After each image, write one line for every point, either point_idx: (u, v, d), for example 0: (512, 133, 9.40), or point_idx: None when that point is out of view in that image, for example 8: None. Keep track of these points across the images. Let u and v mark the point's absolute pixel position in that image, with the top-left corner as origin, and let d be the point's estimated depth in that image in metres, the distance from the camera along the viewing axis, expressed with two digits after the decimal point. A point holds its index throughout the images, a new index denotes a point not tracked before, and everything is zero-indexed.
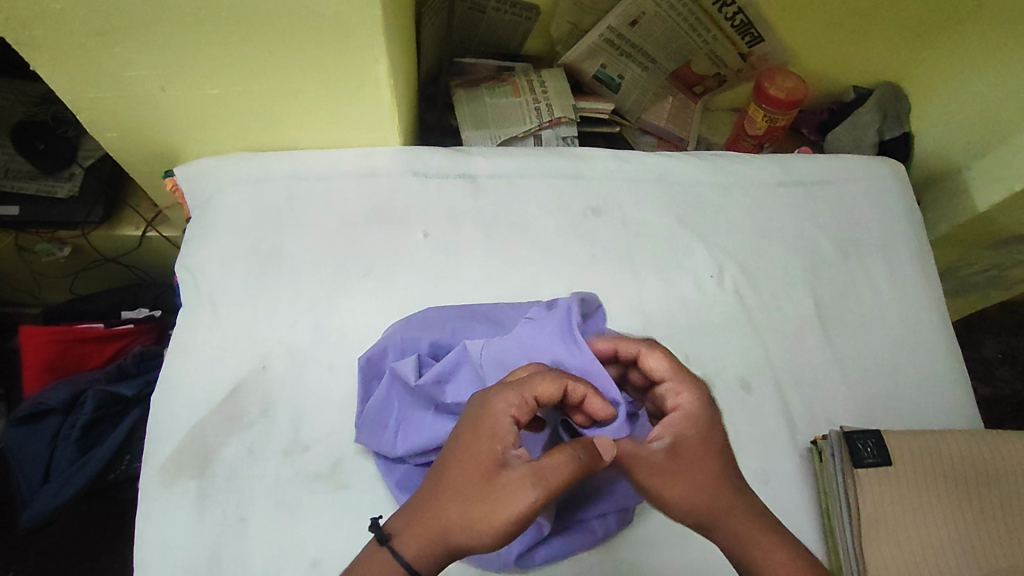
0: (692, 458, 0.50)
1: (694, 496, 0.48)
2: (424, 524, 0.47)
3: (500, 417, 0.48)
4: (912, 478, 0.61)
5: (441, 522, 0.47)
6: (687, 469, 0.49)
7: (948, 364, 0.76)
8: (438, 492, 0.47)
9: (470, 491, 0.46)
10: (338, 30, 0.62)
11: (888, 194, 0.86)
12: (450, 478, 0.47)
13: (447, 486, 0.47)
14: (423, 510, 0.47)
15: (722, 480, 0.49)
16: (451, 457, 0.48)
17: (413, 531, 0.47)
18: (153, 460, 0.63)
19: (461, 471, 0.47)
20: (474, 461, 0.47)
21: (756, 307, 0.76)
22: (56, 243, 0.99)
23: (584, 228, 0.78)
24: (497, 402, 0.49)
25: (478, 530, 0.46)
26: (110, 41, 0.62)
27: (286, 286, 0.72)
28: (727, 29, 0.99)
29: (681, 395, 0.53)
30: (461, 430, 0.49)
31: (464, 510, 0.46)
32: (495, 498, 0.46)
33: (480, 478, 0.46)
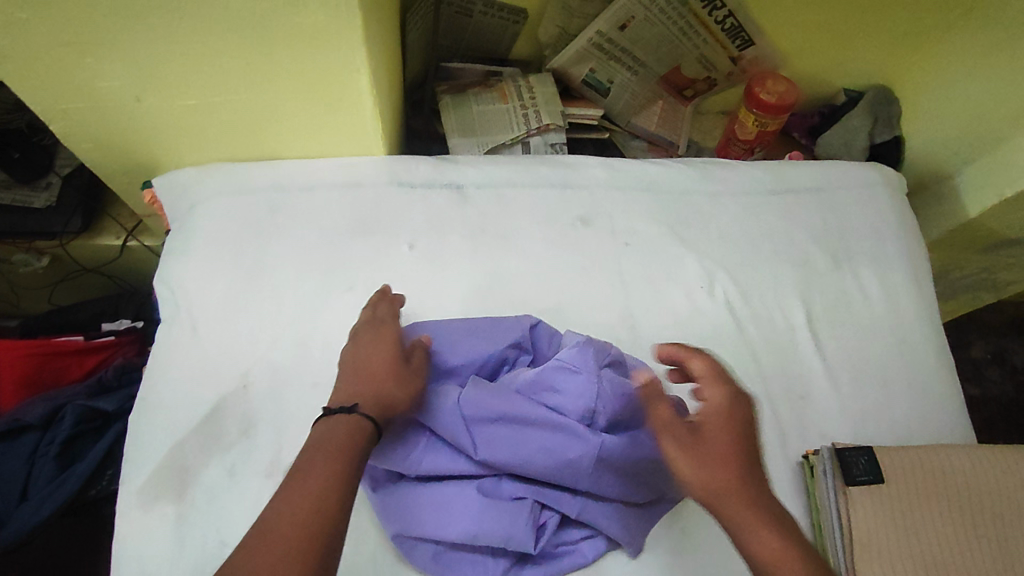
0: (716, 447, 0.51)
1: (706, 479, 0.50)
2: (370, 392, 0.55)
3: (389, 328, 0.62)
4: (903, 495, 0.60)
5: (385, 387, 0.55)
6: (705, 453, 0.51)
7: (941, 374, 0.75)
8: (361, 378, 0.56)
9: (389, 368, 0.57)
10: (317, 39, 0.60)
11: (879, 201, 0.85)
12: (369, 365, 0.57)
13: (365, 372, 0.56)
14: (355, 390, 0.55)
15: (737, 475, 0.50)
16: (362, 357, 0.58)
17: (364, 399, 0.54)
18: (130, 484, 0.61)
19: (377, 357, 0.58)
20: (384, 348, 0.59)
21: (748, 318, 0.75)
22: (33, 253, 0.96)
23: (573, 238, 0.77)
24: (376, 325, 0.62)
25: (405, 396, 0.56)
26: (79, 51, 0.59)
27: (268, 301, 0.70)
28: (718, 33, 0.98)
29: (709, 391, 0.54)
30: (359, 342, 0.60)
31: (397, 381, 0.56)
32: (410, 369, 0.58)
33: (394, 358, 0.58)
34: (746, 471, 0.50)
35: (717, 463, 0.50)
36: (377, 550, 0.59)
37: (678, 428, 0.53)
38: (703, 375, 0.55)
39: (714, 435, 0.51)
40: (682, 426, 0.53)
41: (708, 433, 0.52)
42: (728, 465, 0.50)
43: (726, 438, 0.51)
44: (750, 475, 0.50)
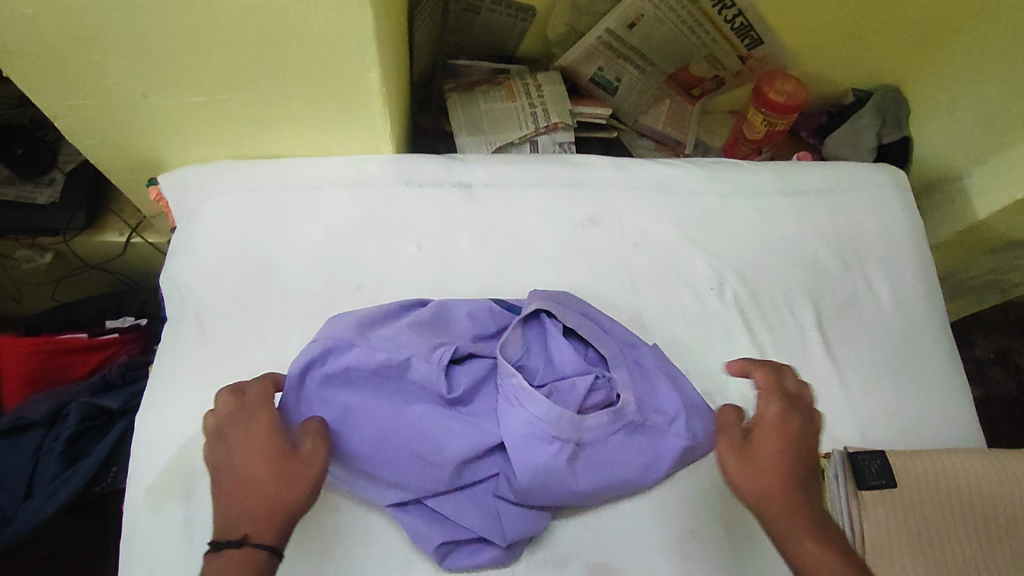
0: (766, 450, 0.53)
1: (755, 483, 0.52)
2: (259, 513, 0.50)
3: (257, 417, 0.55)
4: (917, 500, 0.60)
5: (272, 501, 0.51)
6: (758, 459, 0.53)
7: (951, 377, 0.75)
8: (246, 491, 0.51)
9: (270, 472, 0.52)
10: (329, 37, 0.60)
11: (889, 202, 0.84)
12: (245, 473, 0.52)
13: (247, 481, 0.52)
14: (240, 510, 0.51)
15: (787, 482, 0.52)
16: (234, 464, 0.53)
17: (254, 523, 0.50)
18: (139, 484, 0.61)
19: (255, 467, 0.52)
20: (262, 450, 0.53)
21: (758, 321, 0.75)
22: (36, 249, 0.96)
23: (582, 238, 0.77)
24: (248, 419, 0.55)
25: (300, 491, 0.52)
26: (88, 48, 0.59)
27: (275, 300, 0.69)
28: (727, 31, 0.97)
29: (769, 402, 0.57)
30: (232, 447, 0.53)
31: (287, 483, 0.52)
32: (294, 468, 0.53)
33: (268, 463, 0.52)
34: (796, 478, 0.52)
35: (773, 470, 0.52)
36: (385, 551, 0.59)
37: (732, 433, 0.55)
38: (765, 389, 0.58)
39: (767, 441, 0.54)
40: (736, 430, 0.56)
41: (760, 440, 0.54)
42: (780, 471, 0.52)
43: (776, 446, 0.54)
44: (799, 480, 0.52)
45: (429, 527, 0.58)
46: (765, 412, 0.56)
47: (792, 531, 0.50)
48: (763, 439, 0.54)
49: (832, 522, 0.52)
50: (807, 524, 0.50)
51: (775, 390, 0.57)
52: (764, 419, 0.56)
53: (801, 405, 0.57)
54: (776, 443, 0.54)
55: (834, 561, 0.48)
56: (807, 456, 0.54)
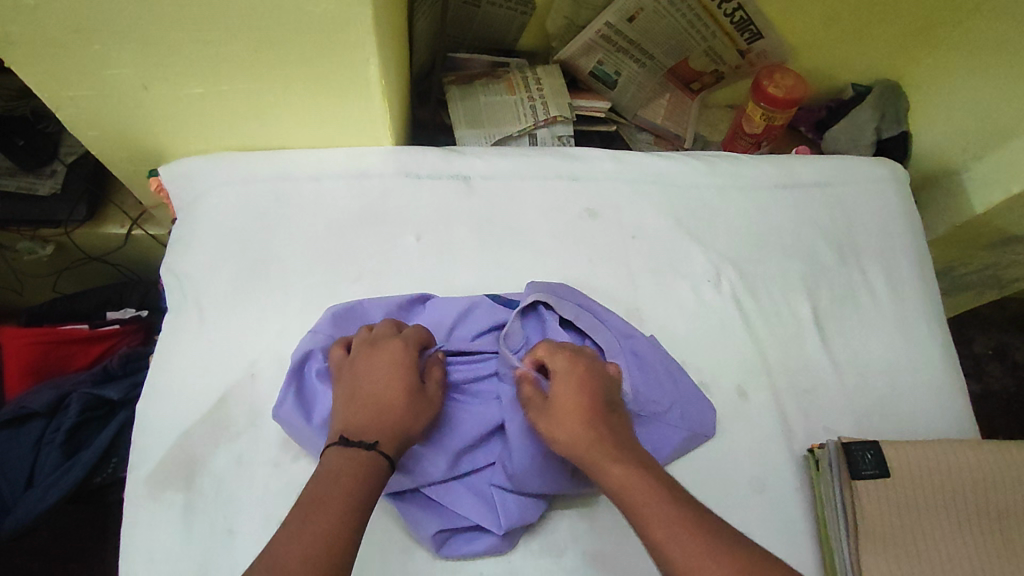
0: (567, 405, 0.55)
1: (561, 433, 0.54)
2: (386, 424, 0.53)
3: (400, 343, 0.59)
4: (911, 490, 0.60)
5: (399, 419, 0.54)
6: (562, 412, 0.55)
7: (947, 371, 0.75)
8: (383, 405, 0.54)
9: (409, 398, 0.55)
10: (329, 29, 0.60)
11: (887, 196, 0.85)
12: (388, 389, 0.55)
13: (389, 396, 0.55)
14: (372, 418, 0.53)
15: (589, 425, 0.54)
16: (373, 377, 0.56)
17: (382, 432, 0.53)
18: (139, 472, 0.62)
19: (393, 385, 0.55)
20: (400, 373, 0.56)
21: (755, 314, 0.75)
22: (37, 241, 0.96)
23: (581, 230, 0.77)
24: (385, 344, 0.58)
25: (419, 428, 0.55)
26: (88, 39, 0.59)
27: (275, 291, 0.70)
28: (727, 25, 0.98)
29: (553, 359, 0.58)
30: (371, 363, 0.57)
31: (416, 413, 0.55)
32: (422, 399, 0.56)
33: (408, 387, 0.56)
34: (601, 422, 0.55)
35: (574, 425, 0.54)
36: (383, 541, 0.59)
37: (537, 399, 0.57)
38: (547, 353, 0.59)
39: (563, 394, 0.56)
40: (539, 396, 0.58)
41: (559, 396, 0.56)
42: (583, 421, 0.54)
43: (572, 395, 0.56)
44: (600, 424, 0.54)
45: (425, 514, 0.58)
46: (556, 368, 0.58)
47: (608, 465, 0.52)
48: (561, 391, 0.56)
49: (640, 449, 0.54)
50: (615, 458, 0.52)
51: (566, 349, 0.59)
52: (562, 374, 0.57)
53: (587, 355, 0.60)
54: (575, 391, 0.56)
55: (647, 487, 0.50)
56: (606, 401, 0.56)
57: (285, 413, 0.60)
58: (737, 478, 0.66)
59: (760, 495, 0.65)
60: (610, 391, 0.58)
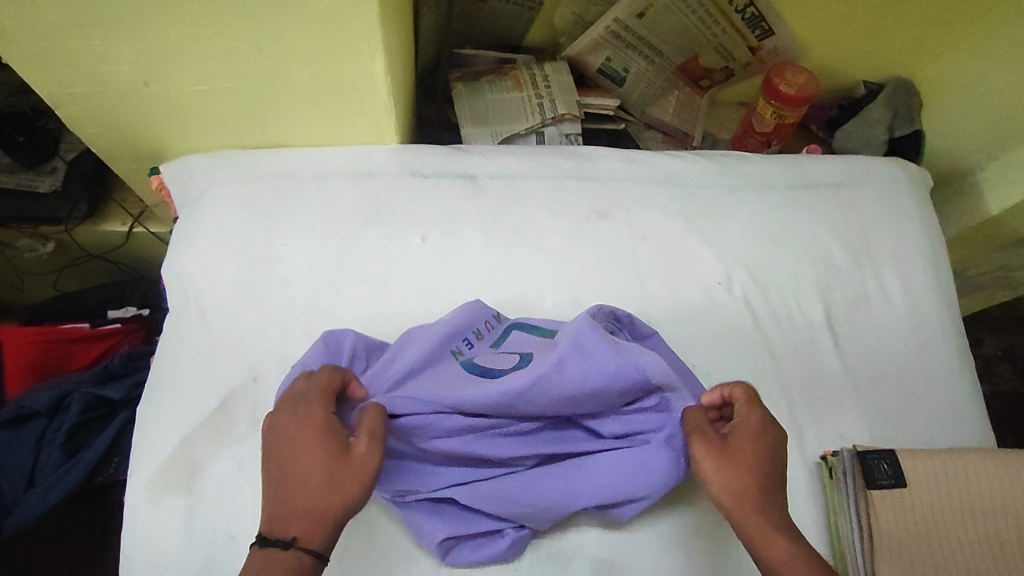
0: (743, 463, 0.52)
1: (726, 483, 0.52)
2: (304, 514, 0.47)
3: (312, 401, 0.51)
4: (928, 501, 0.59)
5: (317, 505, 0.47)
6: (735, 463, 0.52)
7: (962, 376, 0.74)
8: (296, 492, 0.47)
9: (323, 478, 0.48)
10: (335, 26, 0.59)
11: (901, 197, 0.83)
12: (299, 469, 0.48)
13: (300, 480, 0.48)
14: (288, 510, 0.47)
15: (758, 486, 0.52)
16: (283, 457, 0.49)
17: (302, 522, 0.46)
18: (139, 476, 0.60)
19: (308, 464, 0.48)
20: (314, 446, 0.49)
21: (766, 317, 0.74)
22: (38, 238, 0.95)
23: (589, 231, 0.76)
24: (299, 410, 0.51)
25: (348, 504, 0.48)
26: (87, 34, 0.58)
27: (277, 292, 0.69)
28: (738, 22, 0.96)
29: (754, 410, 0.55)
30: (285, 438, 0.50)
31: (336, 488, 0.47)
32: (347, 469, 0.48)
33: (323, 464, 0.48)
34: (773, 484, 0.52)
35: (740, 471, 0.52)
36: (388, 547, 0.58)
37: (711, 434, 0.54)
38: (750, 400, 0.56)
39: (742, 445, 0.53)
40: (713, 434, 0.55)
41: (740, 446, 0.53)
42: (753, 481, 0.52)
43: (752, 452, 0.53)
44: (773, 486, 0.52)
45: (431, 522, 0.57)
46: (742, 419, 0.55)
47: (764, 533, 0.50)
48: (741, 442, 0.53)
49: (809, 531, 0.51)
50: (781, 528, 0.50)
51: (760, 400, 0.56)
52: (745, 426, 0.55)
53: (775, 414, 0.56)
54: (755, 448, 0.53)
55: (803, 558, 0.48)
56: (782, 466, 0.54)
57: None
58: None
59: None
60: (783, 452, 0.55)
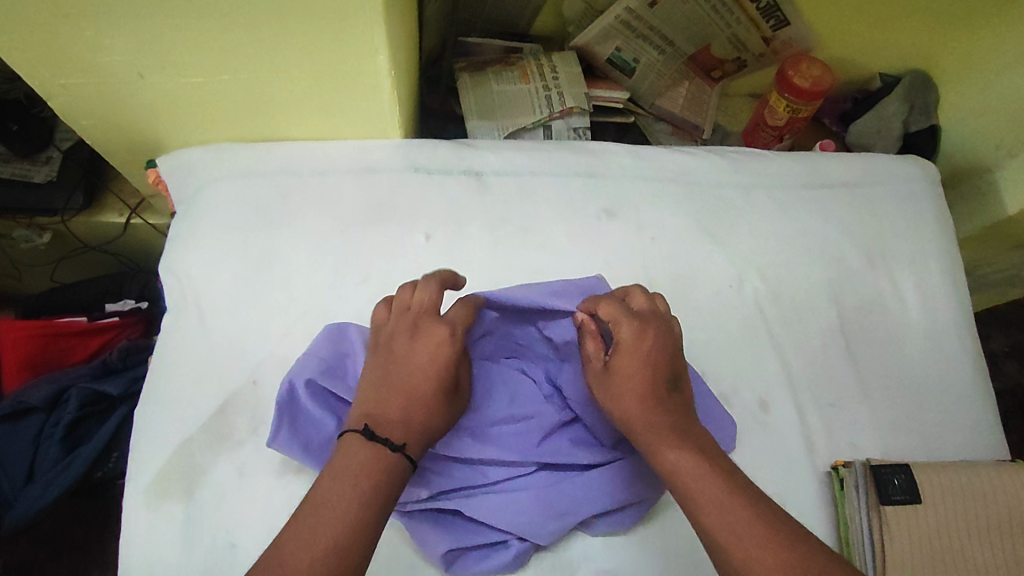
0: (626, 381, 0.53)
1: (614, 403, 0.53)
2: (419, 425, 0.50)
3: (458, 320, 0.55)
4: (942, 518, 0.58)
5: (429, 422, 0.51)
6: (614, 384, 0.54)
7: (976, 383, 0.72)
8: (413, 399, 0.51)
9: (440, 401, 0.52)
10: (336, 19, 0.57)
11: (917, 199, 0.81)
12: (426, 381, 0.52)
13: (424, 391, 0.52)
14: (402, 412, 0.50)
15: (643, 399, 0.52)
16: (415, 364, 0.52)
17: (412, 432, 0.50)
18: (137, 481, 0.59)
19: (431, 381, 0.52)
20: (441, 368, 0.52)
21: (778, 321, 0.72)
22: (34, 229, 0.93)
23: (597, 231, 0.74)
24: (438, 328, 0.53)
25: (440, 432, 0.52)
26: (78, 24, 0.55)
27: (277, 293, 0.67)
28: (752, 12, 0.92)
29: (620, 326, 0.55)
30: (416, 350, 0.53)
31: (440, 413, 0.52)
32: (450, 404, 0.53)
33: (446, 389, 0.52)
34: (657, 398, 0.52)
35: (616, 395, 0.53)
36: (394, 559, 0.57)
37: (597, 363, 0.56)
38: (611, 317, 0.55)
39: (619, 364, 0.54)
40: (599, 361, 0.56)
41: (619, 369, 0.54)
42: (637, 393, 0.52)
43: (631, 368, 0.53)
44: (659, 398, 0.52)
45: (436, 533, 0.56)
46: (618, 338, 0.55)
47: (654, 440, 0.51)
48: (618, 361, 0.54)
49: (705, 437, 0.51)
50: (668, 434, 0.51)
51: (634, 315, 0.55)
52: (621, 343, 0.54)
53: (661, 323, 0.56)
54: (632, 364, 0.53)
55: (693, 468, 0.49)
56: (666, 374, 0.54)
57: (283, 443, 0.57)
58: None
59: None
60: (678, 365, 0.55)
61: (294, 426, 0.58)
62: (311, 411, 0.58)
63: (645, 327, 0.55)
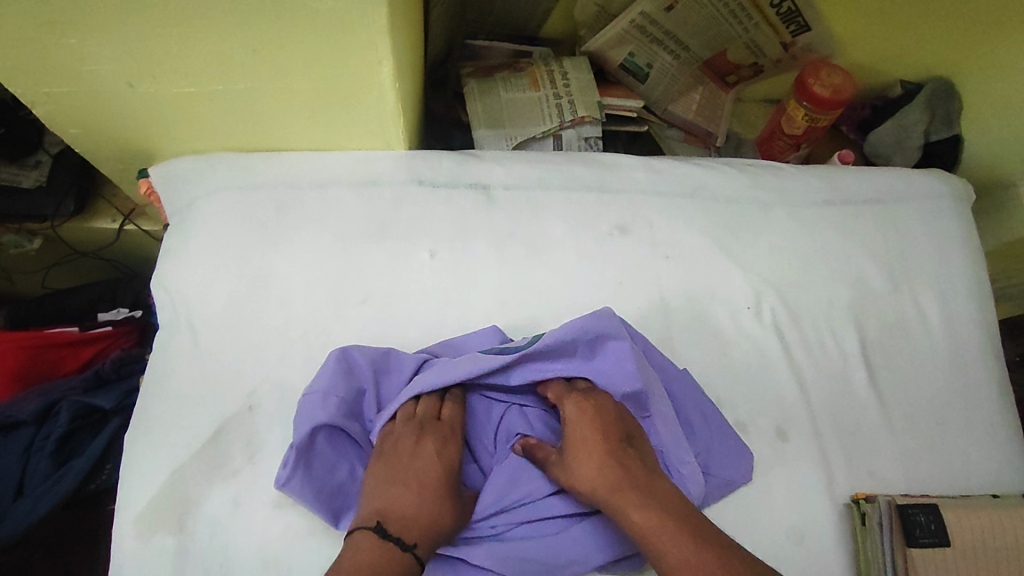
0: (582, 449, 0.55)
1: (575, 478, 0.54)
2: (430, 524, 0.52)
3: (451, 421, 0.58)
4: (971, 562, 0.55)
5: (441, 523, 0.52)
6: (570, 457, 0.55)
7: (1004, 412, 0.69)
8: (420, 497, 0.53)
9: (451, 502, 0.54)
10: (336, 29, 0.53)
11: (944, 216, 0.77)
12: (432, 480, 0.54)
13: (433, 490, 0.53)
14: (412, 511, 0.52)
15: (602, 462, 0.54)
16: (426, 466, 0.54)
17: (423, 532, 0.51)
18: (127, 512, 0.57)
19: (441, 483, 0.54)
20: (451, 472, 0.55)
21: (797, 345, 0.69)
22: (23, 235, 0.90)
23: (609, 248, 0.70)
24: (448, 435, 0.57)
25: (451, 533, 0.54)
26: (61, 32, 0.52)
27: (274, 313, 0.64)
28: (772, 17, 0.89)
29: (565, 403, 0.58)
30: (427, 453, 0.55)
31: (453, 509, 0.53)
32: (462, 504, 0.55)
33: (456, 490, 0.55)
34: (615, 462, 0.54)
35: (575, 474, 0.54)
36: None
37: (551, 445, 0.57)
38: (557, 397, 0.59)
39: (571, 437, 0.56)
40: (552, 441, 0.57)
41: (575, 443, 0.55)
42: (596, 457, 0.54)
43: (585, 436, 0.55)
44: (618, 465, 0.54)
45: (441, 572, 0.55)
46: (567, 413, 0.57)
47: (621, 503, 0.52)
48: (571, 434, 0.56)
49: (671, 491, 0.53)
50: (632, 494, 0.52)
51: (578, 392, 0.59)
52: (571, 416, 0.57)
53: (608, 396, 0.59)
54: (584, 433, 0.56)
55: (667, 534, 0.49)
56: (623, 436, 0.56)
57: (294, 490, 0.55)
58: (775, 530, 0.60)
59: (799, 549, 0.60)
60: (628, 424, 0.57)
61: (308, 469, 0.55)
62: (325, 456, 0.57)
63: (592, 399, 0.58)
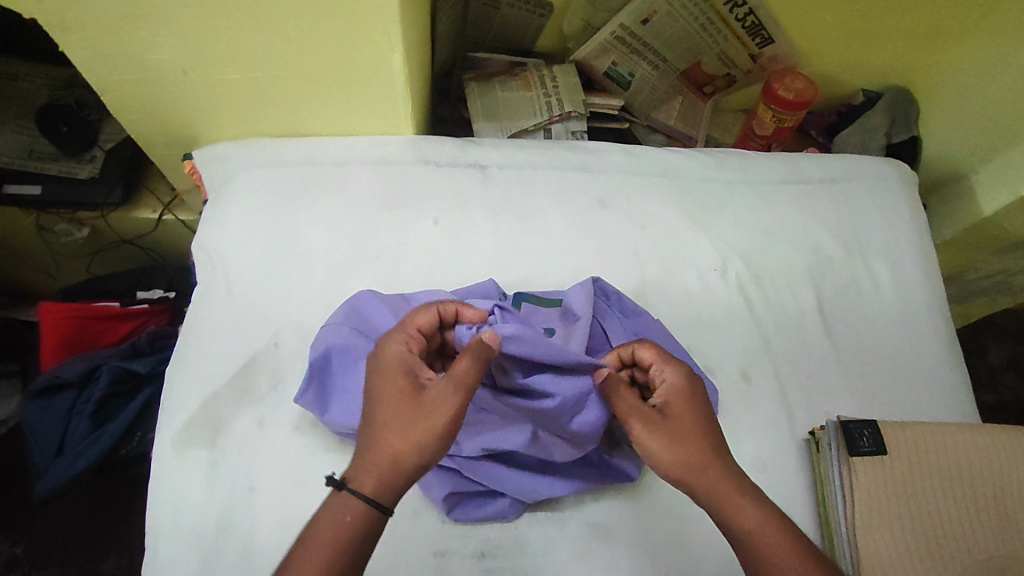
0: (681, 422, 0.57)
1: (676, 455, 0.55)
2: (373, 453, 0.52)
3: (405, 352, 0.56)
4: (908, 467, 0.63)
5: (387, 447, 0.51)
6: (672, 433, 0.56)
7: (949, 362, 0.77)
8: (370, 431, 0.53)
9: (399, 416, 0.52)
10: (359, 21, 0.65)
11: (893, 195, 0.87)
12: (380, 413, 0.53)
13: (384, 422, 0.53)
14: (365, 454, 0.52)
15: (703, 444, 0.56)
16: (377, 395, 0.54)
17: (368, 467, 0.51)
18: (166, 431, 0.65)
19: (388, 400, 0.54)
20: (396, 385, 0.54)
21: (759, 301, 0.77)
22: (74, 224, 1.01)
23: (591, 219, 0.80)
24: (388, 342, 0.57)
25: (414, 452, 0.51)
26: (136, 25, 0.64)
27: (299, 268, 0.74)
28: (738, 30, 1.00)
29: (664, 369, 0.60)
30: (373, 376, 0.56)
31: (405, 434, 0.51)
32: (423, 411, 0.52)
33: (404, 398, 0.53)
34: (716, 452, 0.56)
35: (677, 450, 0.55)
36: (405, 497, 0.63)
37: (645, 413, 0.58)
38: (653, 359, 0.61)
39: (677, 412, 0.57)
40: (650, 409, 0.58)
41: (674, 410, 0.58)
42: (696, 441, 0.56)
43: (686, 414, 0.57)
44: (718, 452, 0.56)
45: (436, 479, 0.62)
46: (666, 381, 0.60)
47: (724, 493, 0.54)
48: (676, 409, 0.58)
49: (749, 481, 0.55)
50: (734, 485, 0.54)
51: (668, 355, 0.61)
52: (666, 386, 0.59)
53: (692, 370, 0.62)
54: (686, 411, 0.58)
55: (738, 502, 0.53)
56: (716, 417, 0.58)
57: (308, 401, 0.64)
58: (738, 456, 0.67)
59: (760, 474, 0.67)
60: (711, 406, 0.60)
61: (321, 388, 0.64)
62: (338, 379, 0.65)
63: (681, 368, 0.60)
